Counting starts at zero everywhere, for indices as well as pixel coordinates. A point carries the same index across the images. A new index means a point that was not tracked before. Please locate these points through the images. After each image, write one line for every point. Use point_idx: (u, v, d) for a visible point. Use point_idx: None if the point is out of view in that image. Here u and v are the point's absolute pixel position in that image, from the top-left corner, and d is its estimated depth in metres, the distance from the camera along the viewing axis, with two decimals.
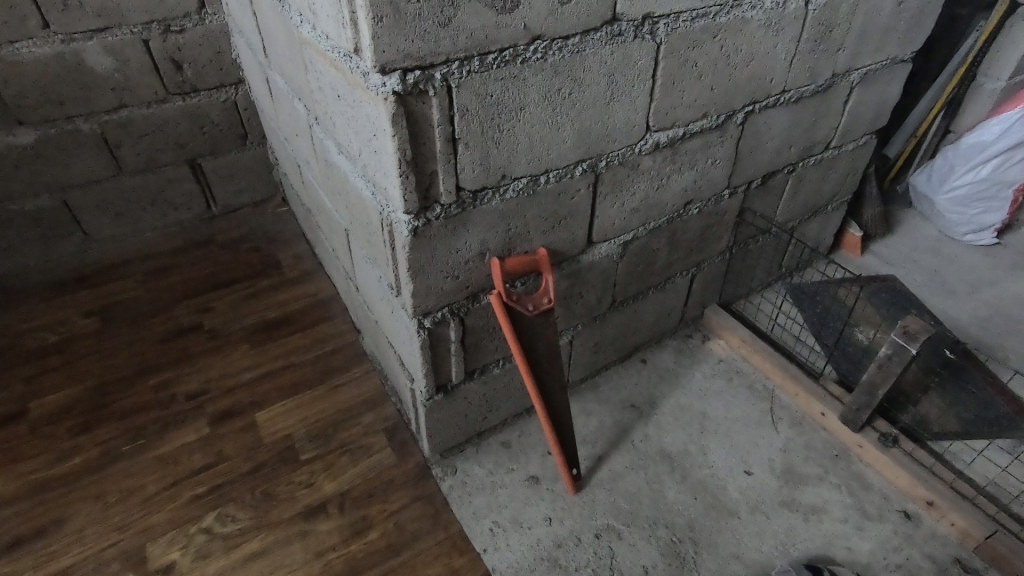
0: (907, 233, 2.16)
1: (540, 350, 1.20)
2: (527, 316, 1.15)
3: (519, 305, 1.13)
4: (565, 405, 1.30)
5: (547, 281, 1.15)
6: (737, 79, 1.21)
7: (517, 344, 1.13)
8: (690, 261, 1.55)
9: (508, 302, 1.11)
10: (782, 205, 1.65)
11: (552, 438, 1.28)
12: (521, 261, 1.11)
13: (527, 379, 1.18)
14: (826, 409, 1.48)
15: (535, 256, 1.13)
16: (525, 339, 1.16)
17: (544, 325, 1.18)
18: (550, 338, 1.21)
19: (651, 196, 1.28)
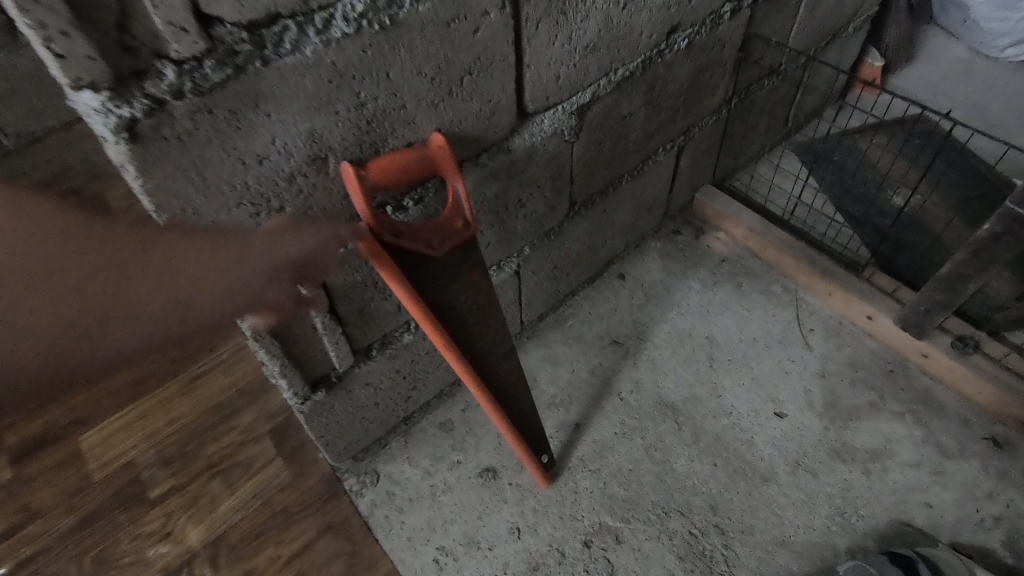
0: (933, 57, 1.68)
1: (464, 308, 0.72)
2: (426, 259, 0.67)
3: (409, 241, 0.64)
4: (520, 378, 0.84)
5: (454, 190, 0.64)
6: None
7: (417, 308, 0.66)
8: (676, 126, 1.05)
9: (388, 240, 0.62)
10: (797, 27, 1.14)
11: (505, 428, 0.84)
12: (397, 162, 0.60)
13: (449, 357, 0.71)
14: (876, 311, 1.07)
15: (424, 151, 0.62)
16: (432, 296, 0.68)
17: (462, 269, 0.70)
18: (477, 285, 0.72)
19: (614, 20, 0.76)
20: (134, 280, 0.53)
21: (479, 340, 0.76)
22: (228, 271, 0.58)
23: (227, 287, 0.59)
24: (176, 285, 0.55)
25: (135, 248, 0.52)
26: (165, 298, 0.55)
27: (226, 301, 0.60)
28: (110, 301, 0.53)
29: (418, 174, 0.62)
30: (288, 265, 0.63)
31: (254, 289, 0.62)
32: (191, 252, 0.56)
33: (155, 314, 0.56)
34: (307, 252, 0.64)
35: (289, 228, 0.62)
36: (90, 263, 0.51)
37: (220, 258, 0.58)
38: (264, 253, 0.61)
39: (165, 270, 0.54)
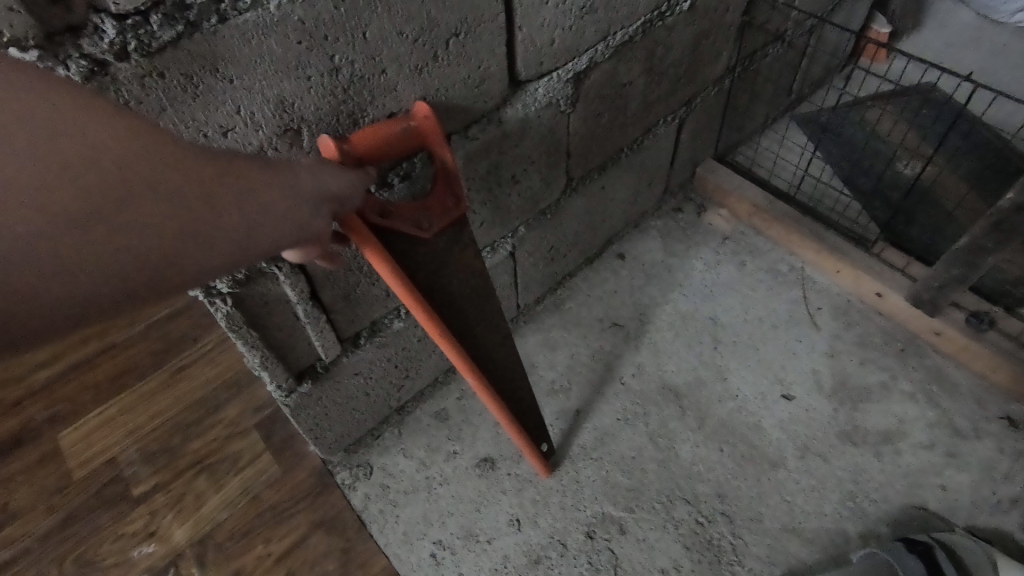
0: (939, 23, 1.61)
1: (459, 292, 0.68)
2: (416, 240, 0.62)
3: (398, 222, 0.58)
4: (518, 365, 0.81)
5: (445, 162, 0.58)
6: None
7: (411, 297, 0.60)
8: (677, 97, 1.00)
9: (376, 222, 0.56)
10: None
11: (507, 421, 0.80)
12: (380, 133, 0.53)
13: (446, 348, 0.67)
14: (886, 288, 1.03)
15: (411, 121, 0.55)
16: (425, 281, 0.64)
17: (455, 249, 0.66)
18: (470, 266, 0.68)
19: None
20: (160, 176, 0.38)
21: (475, 328, 0.71)
22: (265, 185, 0.43)
23: (262, 209, 0.42)
24: (200, 188, 0.40)
25: (150, 145, 0.38)
26: (188, 205, 0.39)
27: (267, 225, 0.43)
28: (137, 206, 0.37)
29: (405, 147, 0.55)
30: (336, 194, 0.47)
31: (297, 213, 0.44)
32: (217, 162, 0.41)
33: (186, 229, 0.39)
34: (357, 188, 0.49)
35: (329, 162, 0.49)
36: (98, 156, 0.36)
37: (257, 171, 0.43)
38: (305, 173, 0.46)
39: (190, 172, 0.39)
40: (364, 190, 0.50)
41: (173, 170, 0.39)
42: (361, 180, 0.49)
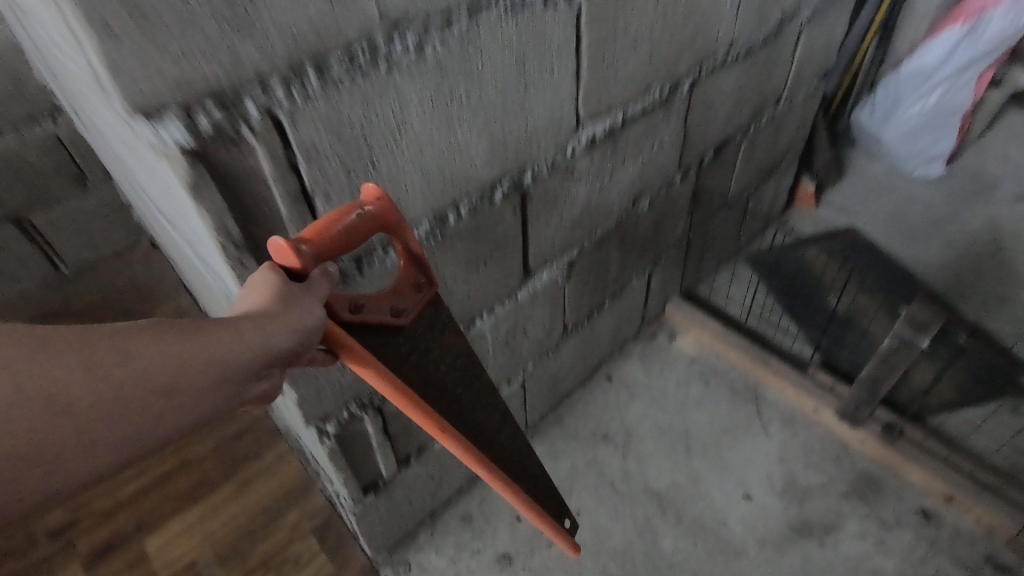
0: (858, 175, 2.00)
1: (446, 377, 0.69)
2: (395, 329, 0.63)
3: (371, 313, 0.60)
4: (518, 434, 0.83)
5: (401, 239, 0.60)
6: (681, 38, 0.94)
7: (398, 389, 0.61)
8: (646, 259, 1.31)
9: (347, 318, 0.56)
10: (736, 176, 1.43)
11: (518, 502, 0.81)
12: (334, 221, 0.53)
13: (446, 443, 0.69)
14: (820, 404, 1.29)
15: (364, 206, 0.56)
16: (415, 372, 0.65)
17: (435, 335, 0.68)
18: (455, 346, 0.71)
19: (592, 201, 1.01)
20: (75, 403, 0.37)
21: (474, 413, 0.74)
22: (198, 373, 0.42)
23: (195, 394, 0.42)
24: (123, 401, 0.39)
25: (57, 369, 0.36)
26: (114, 418, 0.38)
27: (203, 405, 0.43)
28: (57, 437, 0.36)
29: (362, 234, 0.55)
30: (277, 351, 0.46)
31: (235, 385, 0.44)
32: (137, 363, 0.39)
33: (115, 438, 0.39)
34: (305, 336, 0.49)
35: (270, 309, 0.47)
36: (1, 405, 0.34)
37: (186, 357, 0.41)
38: (237, 342, 0.44)
39: (111, 386, 0.38)
40: (317, 326, 0.50)
41: (86, 394, 0.37)
42: (307, 326, 0.49)
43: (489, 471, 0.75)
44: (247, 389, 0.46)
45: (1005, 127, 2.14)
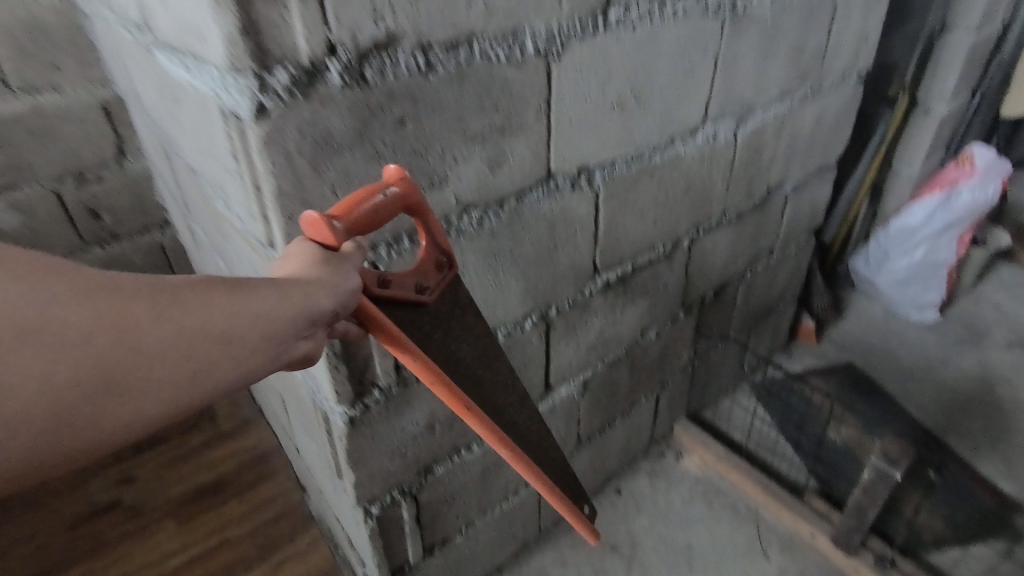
0: (857, 315, 2.17)
1: (466, 355, 0.72)
2: (420, 306, 0.66)
3: (398, 289, 0.62)
4: (535, 415, 0.85)
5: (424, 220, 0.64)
6: (679, 208, 1.19)
7: (428, 366, 0.63)
8: (654, 382, 1.48)
9: (377, 292, 0.59)
10: (736, 313, 1.63)
11: (540, 484, 0.82)
12: (364, 199, 0.57)
13: (472, 421, 0.70)
14: (815, 531, 1.38)
15: (389, 186, 0.60)
16: (440, 348, 0.67)
17: (454, 312, 0.71)
18: (472, 326, 0.74)
19: (606, 331, 1.22)
20: (147, 336, 0.40)
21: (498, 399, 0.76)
22: (253, 323, 0.46)
23: (248, 341, 0.46)
24: (187, 341, 0.42)
25: (131, 304, 0.40)
26: (178, 356, 0.42)
27: (255, 354, 0.46)
28: (126, 366, 0.40)
29: (389, 210, 0.59)
30: (319, 311, 0.50)
31: (283, 340, 0.48)
32: (199, 307, 0.43)
33: (174, 376, 0.42)
34: (343, 301, 0.53)
35: (313, 274, 0.52)
36: (80, 331, 0.38)
37: (243, 307, 0.46)
38: (286, 298, 0.48)
39: (176, 325, 0.42)
40: (353, 294, 0.54)
41: (155, 329, 0.41)
42: (345, 292, 0.53)
43: (513, 454, 0.76)
44: (294, 348, 0.50)
45: (995, 279, 2.32)
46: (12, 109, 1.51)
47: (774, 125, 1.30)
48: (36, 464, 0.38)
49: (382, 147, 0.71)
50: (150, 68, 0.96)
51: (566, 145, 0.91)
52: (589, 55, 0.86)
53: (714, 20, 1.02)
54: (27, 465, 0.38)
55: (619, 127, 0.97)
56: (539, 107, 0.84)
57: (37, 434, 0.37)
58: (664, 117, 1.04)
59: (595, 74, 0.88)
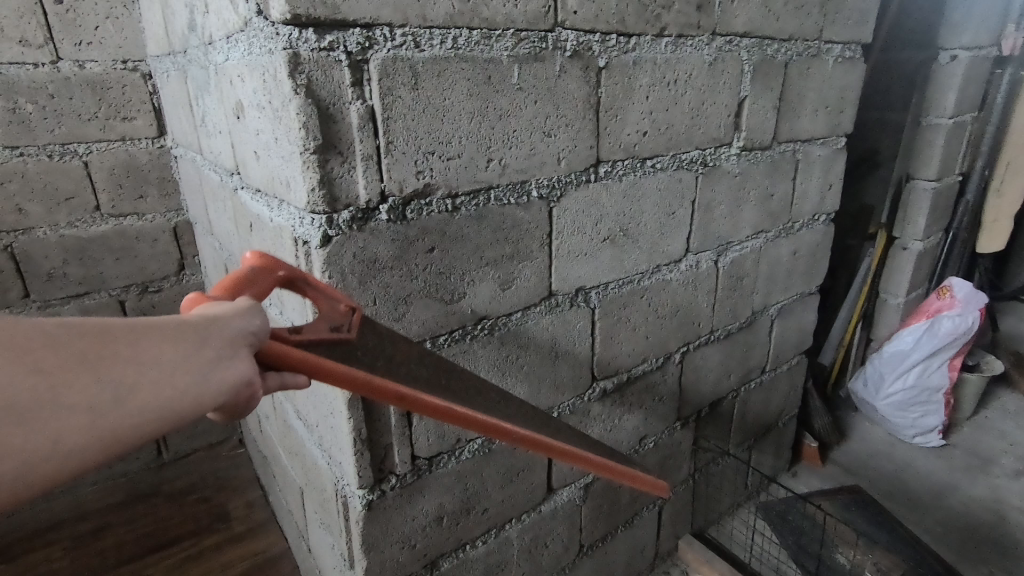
0: (861, 438, 2.20)
1: (420, 371, 0.70)
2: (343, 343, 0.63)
3: (314, 334, 0.60)
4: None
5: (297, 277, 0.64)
6: (669, 327, 1.34)
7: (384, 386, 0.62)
8: (655, 493, 1.54)
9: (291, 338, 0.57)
10: (734, 428, 1.71)
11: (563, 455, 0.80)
12: (234, 279, 0.58)
13: (465, 418, 0.68)
14: None
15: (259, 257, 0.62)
16: (392, 370, 0.66)
17: (385, 345, 0.69)
18: (410, 353, 0.72)
19: (605, 437, 1.31)
20: (45, 362, 0.38)
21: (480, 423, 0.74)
22: (169, 346, 0.44)
23: (162, 364, 0.43)
24: (98, 363, 0.40)
25: (29, 330, 0.39)
26: (84, 381, 0.39)
27: (174, 376, 0.44)
28: (21, 392, 0.37)
29: (264, 280, 0.60)
30: (234, 334, 0.49)
31: (206, 361, 0.46)
32: (99, 334, 0.41)
33: (82, 403, 0.39)
34: (257, 328, 0.52)
35: (218, 310, 0.51)
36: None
37: (152, 333, 0.44)
38: (197, 324, 0.47)
39: (81, 350, 0.40)
40: (267, 326, 0.54)
41: (62, 355, 0.39)
42: (255, 320, 0.52)
43: (521, 435, 0.74)
44: (222, 370, 0.47)
45: (996, 406, 2.37)
46: (100, 231, 1.73)
47: (753, 256, 1.48)
48: None
49: (415, 268, 0.89)
50: (231, 203, 1.20)
51: (565, 270, 1.09)
52: (583, 200, 1.07)
53: (690, 173, 1.24)
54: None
55: (611, 256, 1.16)
56: (542, 241, 1.03)
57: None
58: (652, 249, 1.23)
59: (588, 215, 1.09)
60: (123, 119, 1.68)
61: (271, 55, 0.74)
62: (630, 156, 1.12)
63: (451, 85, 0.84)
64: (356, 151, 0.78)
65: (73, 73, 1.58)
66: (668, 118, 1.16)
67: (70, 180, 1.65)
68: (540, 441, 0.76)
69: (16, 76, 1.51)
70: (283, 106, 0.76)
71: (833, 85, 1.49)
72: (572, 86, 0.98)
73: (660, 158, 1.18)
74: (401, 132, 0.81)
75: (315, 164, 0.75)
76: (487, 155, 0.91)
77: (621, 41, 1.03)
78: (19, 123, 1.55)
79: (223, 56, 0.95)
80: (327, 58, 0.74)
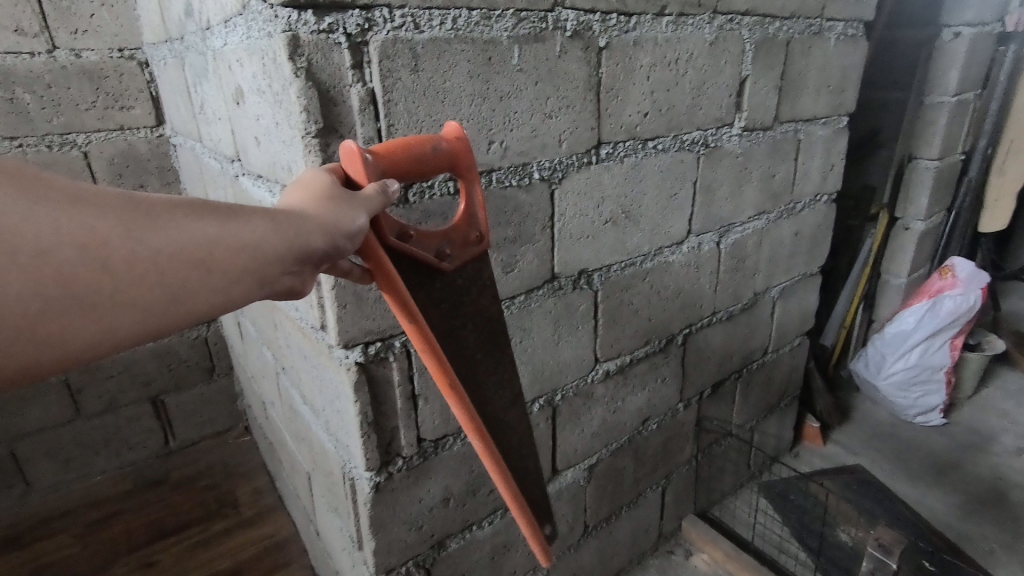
0: (863, 417, 2.21)
1: (470, 338, 0.73)
2: (437, 271, 0.68)
3: (418, 247, 0.65)
4: (517, 424, 0.82)
5: (468, 181, 0.68)
6: (671, 309, 1.35)
7: (418, 328, 0.65)
8: (658, 474, 1.55)
9: (392, 242, 0.62)
10: (736, 409, 1.72)
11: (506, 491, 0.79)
12: (414, 145, 0.63)
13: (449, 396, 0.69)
14: None
15: (433, 143, 0.64)
16: (443, 320, 0.69)
17: (463, 293, 0.71)
18: (484, 309, 0.74)
19: (608, 419, 1.32)
20: (117, 255, 0.42)
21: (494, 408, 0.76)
22: (235, 255, 0.47)
23: (224, 270, 0.47)
24: (166, 263, 0.44)
25: (110, 221, 0.42)
26: (155, 278, 0.44)
27: (233, 284, 0.47)
28: (94, 280, 0.41)
29: (435, 160, 0.64)
30: (308, 251, 0.52)
31: (265, 276, 0.49)
32: (173, 231, 0.44)
33: (146, 297, 0.44)
34: (333, 244, 0.54)
35: (312, 214, 0.53)
36: (47, 243, 0.40)
37: (222, 237, 0.47)
38: (273, 234, 0.49)
39: (154, 247, 0.43)
40: (349, 242, 0.55)
41: (137, 248, 0.43)
42: (340, 238, 0.54)
43: (484, 446, 0.74)
44: (277, 283, 0.51)
45: (998, 384, 2.38)
46: None
47: (754, 238, 1.48)
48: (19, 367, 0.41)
49: None
50: (233, 190, 1.19)
51: (568, 252, 1.09)
52: (585, 182, 1.07)
53: (691, 154, 1.24)
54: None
55: (613, 239, 1.16)
56: (544, 223, 1.04)
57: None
58: (653, 231, 1.23)
59: (590, 197, 1.09)
60: (121, 108, 1.67)
61: (270, 38, 0.74)
62: (631, 137, 1.11)
63: (452, 67, 0.83)
64: (357, 135, 0.78)
65: (70, 62, 1.57)
66: (669, 99, 1.15)
67: (70, 171, 1.65)
68: (492, 456, 0.75)
69: (13, 66, 1.50)
70: (283, 90, 0.75)
71: (835, 63, 1.48)
72: (573, 67, 0.97)
73: (661, 140, 1.17)
74: (403, 116, 0.81)
75: (317, 148, 0.76)
76: (487, 137, 0.90)
77: (622, 20, 1.02)
78: (17, 114, 1.54)
79: (220, 42, 0.95)
80: (326, 41, 0.73)
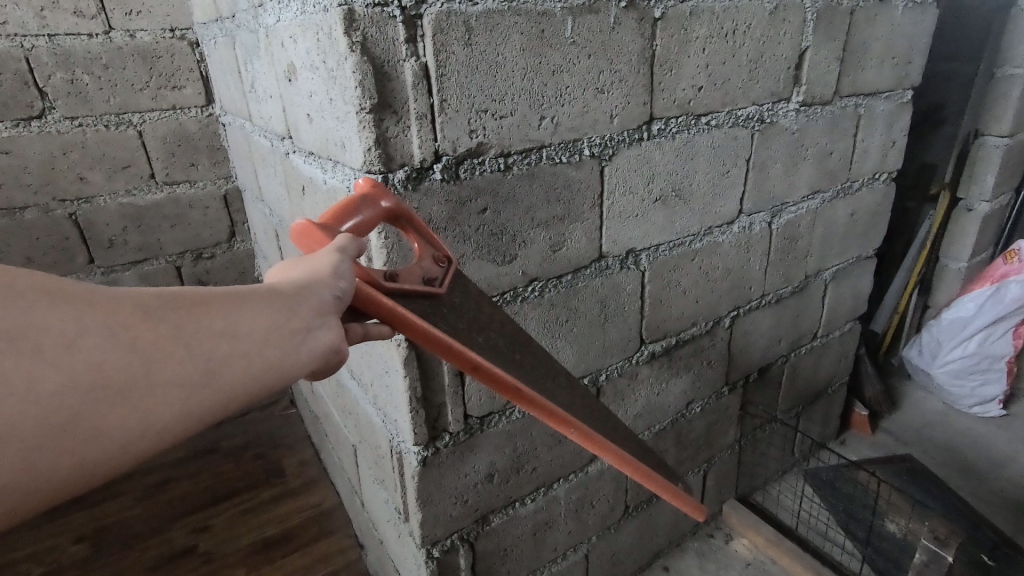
0: (914, 406, 2.13)
1: (497, 340, 0.72)
2: (433, 297, 0.67)
3: (407, 283, 0.65)
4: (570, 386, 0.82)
5: (403, 217, 0.68)
6: (719, 291, 1.31)
7: (464, 352, 0.64)
8: (701, 457, 1.53)
9: (386, 285, 0.62)
10: (782, 394, 1.67)
11: (613, 458, 0.79)
12: (343, 209, 0.64)
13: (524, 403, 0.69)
14: None
15: (365, 194, 0.66)
16: (473, 335, 0.68)
17: (470, 304, 0.73)
18: (491, 317, 0.75)
19: (652, 400, 1.31)
20: (143, 338, 0.42)
21: (549, 386, 0.75)
22: (255, 321, 0.49)
23: (251, 337, 0.48)
24: (191, 340, 0.45)
25: (127, 308, 0.43)
26: (182, 356, 0.44)
27: (261, 349, 0.49)
28: (123, 371, 0.41)
29: (369, 207, 0.66)
30: (321, 303, 0.54)
31: (293, 334, 0.51)
32: (190, 310, 0.46)
33: (179, 377, 0.44)
34: (340, 291, 0.56)
35: (310, 271, 0.55)
36: (75, 336, 0.40)
37: (236, 310, 0.48)
38: (284, 295, 0.51)
39: (174, 327, 0.44)
40: (349, 291, 0.57)
41: (157, 332, 0.43)
42: (341, 284, 0.56)
43: (581, 431, 0.74)
44: (306, 341, 0.52)
45: None
46: (156, 199, 1.79)
47: (808, 218, 1.43)
48: (64, 473, 0.40)
49: (468, 229, 0.88)
50: (282, 168, 1.21)
51: (616, 231, 1.07)
52: (635, 158, 1.04)
53: (745, 130, 1.20)
54: (27, 483, 0.39)
55: (662, 218, 1.13)
56: (593, 201, 1.02)
57: (29, 450, 0.38)
58: (703, 210, 1.20)
59: (640, 173, 1.06)
60: (173, 88, 1.71)
61: (326, 12, 0.74)
62: (684, 112, 1.08)
63: (505, 40, 0.81)
64: (411, 110, 0.78)
65: (125, 43, 1.61)
66: (724, 72, 1.11)
67: (126, 149, 1.71)
68: (596, 441, 0.75)
69: (73, 47, 1.55)
70: (338, 65, 0.75)
71: (901, 32, 1.39)
72: (627, 39, 0.94)
73: (715, 115, 1.13)
74: (455, 89, 0.80)
75: (370, 124, 0.75)
76: (539, 112, 0.89)
77: None
78: (77, 94, 1.60)
79: (274, 18, 0.95)
80: (382, 14, 0.73)
